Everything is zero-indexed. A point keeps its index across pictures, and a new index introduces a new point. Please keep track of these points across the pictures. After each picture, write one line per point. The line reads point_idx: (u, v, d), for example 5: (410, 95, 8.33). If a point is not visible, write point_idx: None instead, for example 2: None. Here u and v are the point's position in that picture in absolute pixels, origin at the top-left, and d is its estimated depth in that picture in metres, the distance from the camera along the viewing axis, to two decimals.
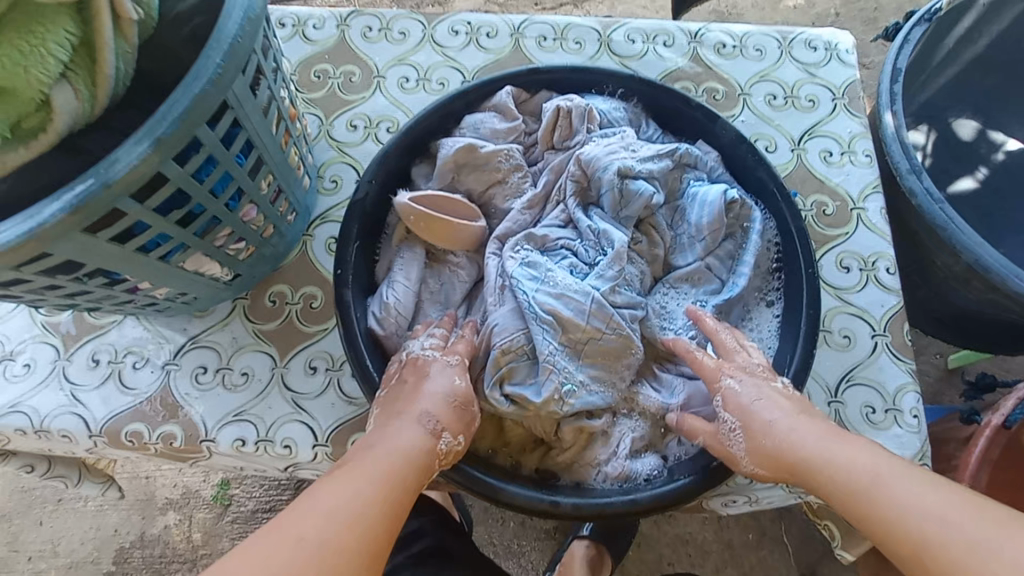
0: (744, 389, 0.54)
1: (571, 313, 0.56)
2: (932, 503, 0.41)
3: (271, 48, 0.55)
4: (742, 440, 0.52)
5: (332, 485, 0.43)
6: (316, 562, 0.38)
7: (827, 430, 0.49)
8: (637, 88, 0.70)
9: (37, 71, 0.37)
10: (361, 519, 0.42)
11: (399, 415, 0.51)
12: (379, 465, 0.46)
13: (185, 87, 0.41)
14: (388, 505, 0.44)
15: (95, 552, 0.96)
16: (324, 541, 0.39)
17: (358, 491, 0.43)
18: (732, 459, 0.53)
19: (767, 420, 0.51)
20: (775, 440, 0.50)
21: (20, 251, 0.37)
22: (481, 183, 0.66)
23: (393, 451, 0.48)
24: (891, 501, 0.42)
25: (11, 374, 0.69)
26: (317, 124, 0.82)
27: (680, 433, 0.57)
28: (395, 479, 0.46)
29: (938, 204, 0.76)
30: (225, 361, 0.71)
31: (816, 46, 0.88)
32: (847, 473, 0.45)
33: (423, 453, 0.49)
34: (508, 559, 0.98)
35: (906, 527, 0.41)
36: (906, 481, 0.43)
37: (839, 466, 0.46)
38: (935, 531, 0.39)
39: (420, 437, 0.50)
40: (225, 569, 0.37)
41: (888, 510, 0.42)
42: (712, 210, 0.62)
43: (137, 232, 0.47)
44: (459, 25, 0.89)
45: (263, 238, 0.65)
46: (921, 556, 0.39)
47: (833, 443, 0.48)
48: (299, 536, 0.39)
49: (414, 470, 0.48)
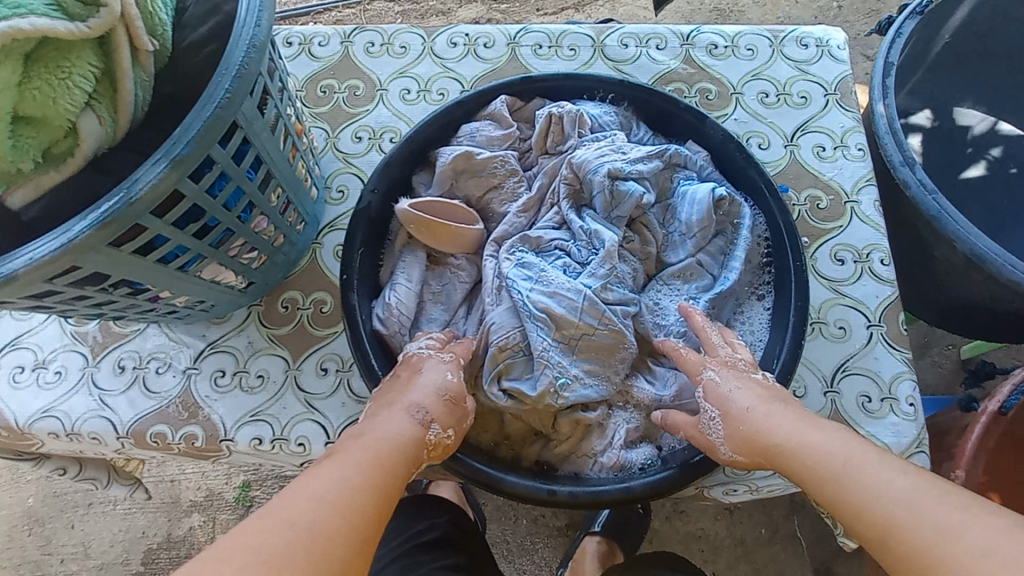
0: (723, 379, 0.56)
1: (564, 310, 0.59)
2: (901, 489, 0.41)
3: (277, 69, 0.58)
4: (721, 427, 0.55)
5: (321, 473, 0.45)
6: (307, 544, 0.39)
7: (801, 418, 0.51)
8: (627, 92, 0.72)
9: (66, 103, 0.41)
10: (350, 505, 0.43)
11: (391, 405, 0.54)
12: (367, 454, 0.48)
13: (198, 111, 0.45)
14: (376, 491, 0.46)
15: (125, 553, 1.01)
16: (314, 524, 0.40)
17: (346, 479, 0.45)
18: (710, 447, 0.55)
19: (744, 407, 0.54)
20: (751, 426, 0.52)
21: (54, 263, 0.41)
22: (479, 189, 0.68)
23: (382, 440, 0.50)
24: (861, 485, 0.43)
25: (44, 381, 0.74)
26: (324, 136, 0.86)
27: (665, 428, 0.60)
28: (382, 467, 0.48)
29: (931, 195, 0.76)
30: (242, 364, 0.75)
31: (808, 43, 0.89)
32: (820, 460, 0.46)
33: (413, 443, 0.52)
34: (521, 556, 1.00)
35: (875, 511, 0.41)
36: (877, 467, 0.43)
37: (814, 452, 0.47)
38: (902, 514, 0.40)
39: (410, 426, 0.53)
40: (213, 553, 0.37)
41: (858, 494, 0.43)
42: (701, 207, 0.64)
43: (157, 245, 0.50)
44: (458, 36, 0.92)
45: (274, 247, 0.69)
46: (888, 539, 0.40)
47: (807, 430, 0.49)
48: (289, 521, 0.40)
49: (402, 458, 0.50)
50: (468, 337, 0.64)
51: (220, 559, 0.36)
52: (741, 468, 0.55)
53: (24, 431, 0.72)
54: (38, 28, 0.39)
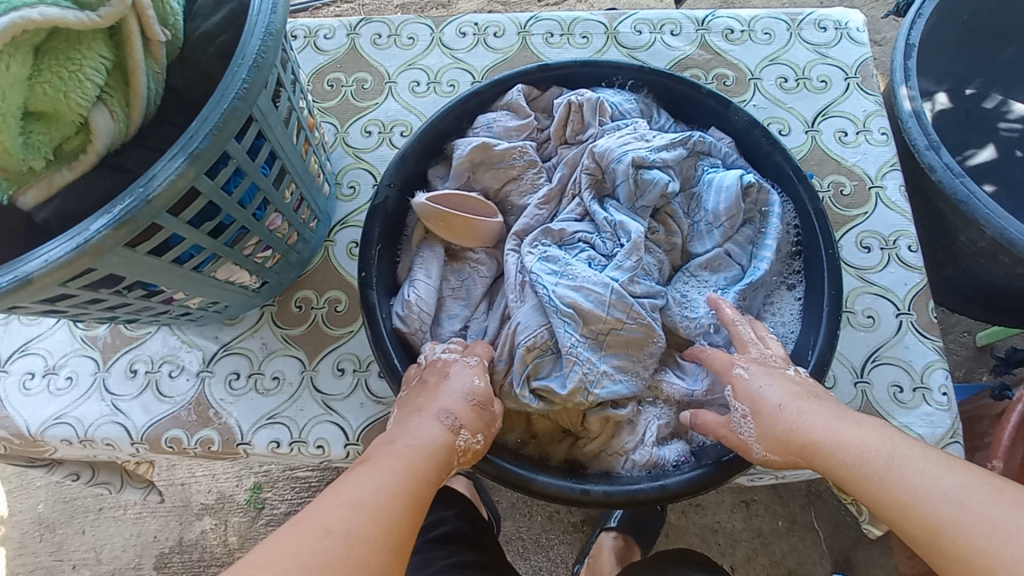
0: (753, 375, 0.55)
1: (592, 305, 0.57)
2: (950, 486, 0.40)
3: (289, 60, 0.56)
4: (752, 427, 0.53)
5: (355, 478, 0.43)
6: (344, 552, 0.37)
7: (836, 414, 0.49)
8: (647, 79, 0.70)
9: (77, 96, 0.39)
10: (386, 512, 0.41)
11: (419, 412, 0.52)
12: (401, 460, 0.47)
13: (215, 103, 0.43)
14: (411, 497, 0.44)
15: (137, 558, 1.00)
16: (351, 531, 0.39)
17: (381, 485, 0.43)
18: (743, 446, 0.54)
19: (776, 404, 0.52)
20: (784, 424, 0.51)
21: (69, 267, 0.39)
22: (497, 180, 0.67)
23: (416, 445, 0.49)
24: (906, 483, 0.41)
25: (55, 387, 0.72)
26: (333, 131, 0.84)
27: (696, 428, 0.59)
28: (416, 473, 0.46)
29: (959, 178, 0.74)
30: (257, 365, 0.73)
31: (826, 26, 0.87)
32: (860, 459, 0.45)
33: (444, 449, 0.50)
34: (537, 552, 0.98)
35: (923, 510, 0.40)
36: (921, 464, 0.42)
37: (852, 450, 0.45)
38: (953, 513, 0.38)
39: (439, 432, 0.51)
40: (252, 562, 0.36)
41: (903, 493, 0.41)
42: (729, 194, 0.62)
43: (172, 244, 0.49)
44: (466, 26, 0.90)
45: (289, 245, 0.67)
46: (938, 540, 0.38)
47: (842, 426, 0.47)
48: (326, 526, 0.38)
49: (435, 464, 0.48)
50: (490, 337, 0.62)
51: (259, 568, 0.35)
52: (775, 467, 0.54)
53: (36, 439, 0.71)
54: (48, 18, 0.37)
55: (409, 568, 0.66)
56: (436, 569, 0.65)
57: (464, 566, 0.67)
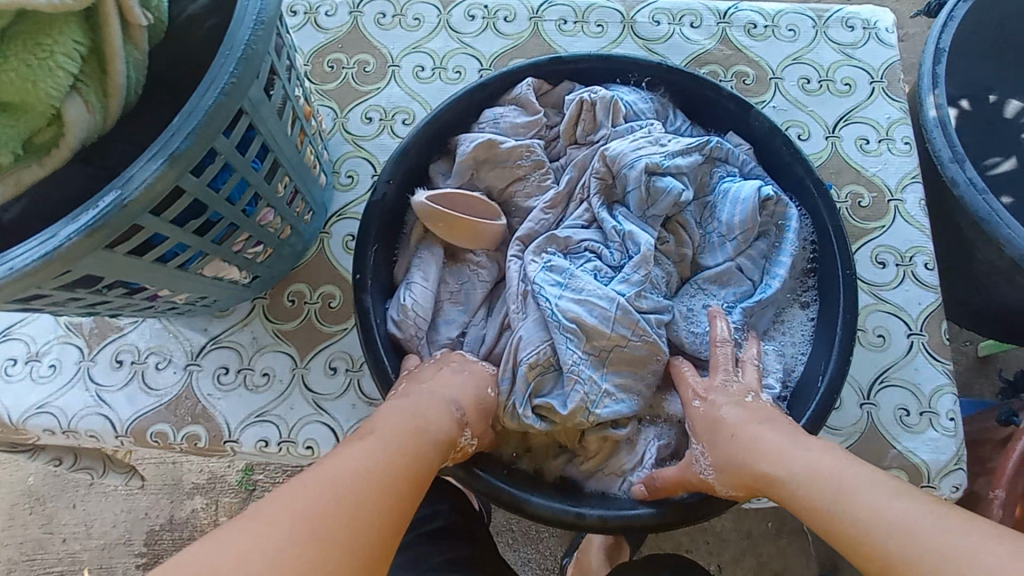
0: (711, 407, 0.53)
1: (595, 320, 0.55)
2: (895, 519, 0.37)
3: (285, 45, 0.53)
4: (707, 460, 0.51)
5: (359, 443, 0.43)
6: (348, 507, 0.37)
7: (790, 437, 0.47)
8: (665, 77, 0.66)
9: (47, 86, 0.36)
10: (388, 473, 0.42)
11: (422, 390, 0.52)
12: (403, 426, 0.47)
13: (200, 97, 0.40)
14: (413, 460, 0.44)
15: (127, 534, 0.99)
16: (355, 489, 0.39)
17: (381, 451, 0.43)
18: (709, 487, 0.52)
19: (732, 429, 0.50)
20: (741, 454, 0.48)
21: (38, 274, 0.36)
22: (501, 180, 0.63)
23: (408, 419, 0.47)
24: (854, 518, 0.39)
25: (38, 375, 0.70)
26: (331, 117, 0.80)
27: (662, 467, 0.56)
28: (418, 438, 0.46)
29: (983, 195, 0.71)
30: (246, 361, 0.71)
31: (853, 25, 0.83)
32: (811, 491, 0.42)
33: (446, 426, 0.50)
34: (525, 545, 0.98)
35: (871, 548, 0.38)
36: (868, 496, 0.39)
37: (804, 482, 0.43)
38: (901, 553, 0.36)
39: (440, 407, 0.50)
40: (259, 511, 0.36)
41: (852, 529, 0.39)
42: (745, 207, 0.60)
43: (155, 243, 0.46)
44: (475, 8, 0.85)
45: (281, 239, 0.64)
46: None
47: (799, 454, 0.45)
48: (331, 483, 0.38)
49: (436, 431, 0.48)
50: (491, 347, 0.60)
51: (265, 516, 0.35)
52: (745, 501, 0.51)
53: (18, 427, 0.69)
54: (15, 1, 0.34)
55: (401, 565, 0.65)
56: (429, 568, 0.64)
57: (457, 564, 0.66)
